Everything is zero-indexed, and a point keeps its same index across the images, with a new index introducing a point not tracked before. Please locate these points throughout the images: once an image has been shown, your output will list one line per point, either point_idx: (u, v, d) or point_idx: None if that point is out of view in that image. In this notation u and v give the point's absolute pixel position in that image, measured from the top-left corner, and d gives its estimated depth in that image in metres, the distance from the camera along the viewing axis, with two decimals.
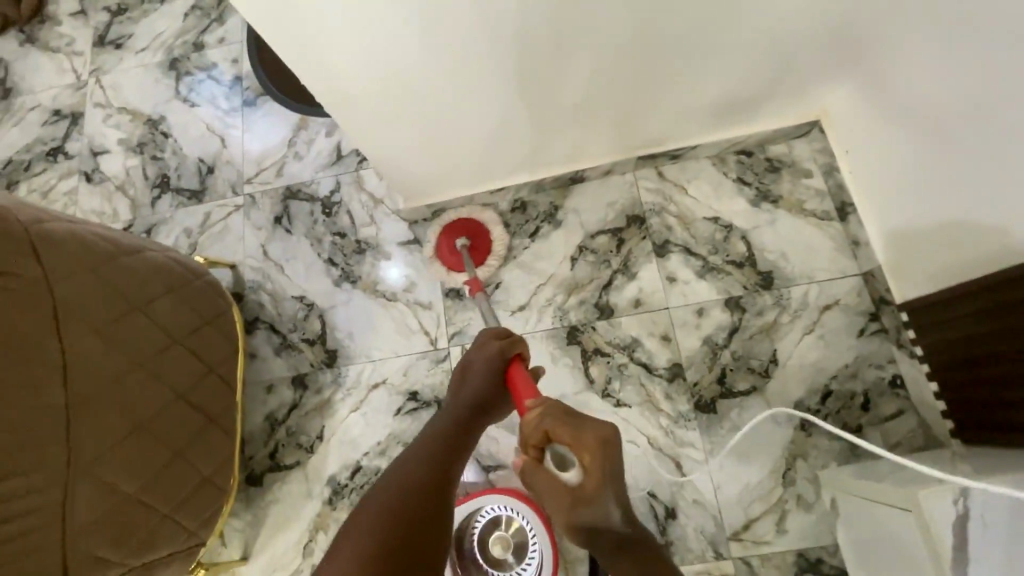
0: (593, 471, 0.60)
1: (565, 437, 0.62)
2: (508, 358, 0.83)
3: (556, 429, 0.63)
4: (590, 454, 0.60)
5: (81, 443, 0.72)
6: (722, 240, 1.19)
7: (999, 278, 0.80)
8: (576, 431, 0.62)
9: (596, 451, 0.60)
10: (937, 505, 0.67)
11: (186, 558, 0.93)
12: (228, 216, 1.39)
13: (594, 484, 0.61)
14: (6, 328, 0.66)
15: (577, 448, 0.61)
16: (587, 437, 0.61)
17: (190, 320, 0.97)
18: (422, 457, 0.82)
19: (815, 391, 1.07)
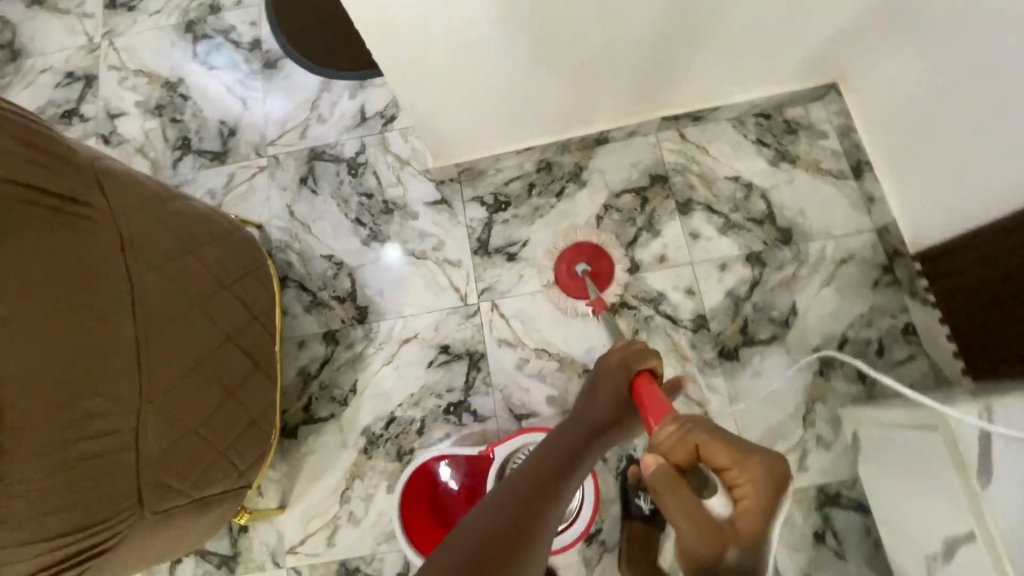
0: (750, 499, 0.51)
1: (722, 458, 0.54)
2: (640, 369, 0.77)
3: (710, 446, 0.56)
4: (755, 485, 0.52)
5: (151, 373, 0.73)
6: (743, 198, 1.23)
7: (1008, 223, 0.87)
8: (740, 453, 0.54)
9: (768, 482, 0.52)
10: (962, 420, 0.74)
11: (234, 499, 0.95)
12: (253, 177, 1.40)
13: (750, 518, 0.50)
14: (85, 251, 0.67)
15: (736, 471, 0.53)
16: (751, 462, 0.53)
17: (233, 268, 0.98)
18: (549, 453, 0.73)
19: (832, 339, 1.13)
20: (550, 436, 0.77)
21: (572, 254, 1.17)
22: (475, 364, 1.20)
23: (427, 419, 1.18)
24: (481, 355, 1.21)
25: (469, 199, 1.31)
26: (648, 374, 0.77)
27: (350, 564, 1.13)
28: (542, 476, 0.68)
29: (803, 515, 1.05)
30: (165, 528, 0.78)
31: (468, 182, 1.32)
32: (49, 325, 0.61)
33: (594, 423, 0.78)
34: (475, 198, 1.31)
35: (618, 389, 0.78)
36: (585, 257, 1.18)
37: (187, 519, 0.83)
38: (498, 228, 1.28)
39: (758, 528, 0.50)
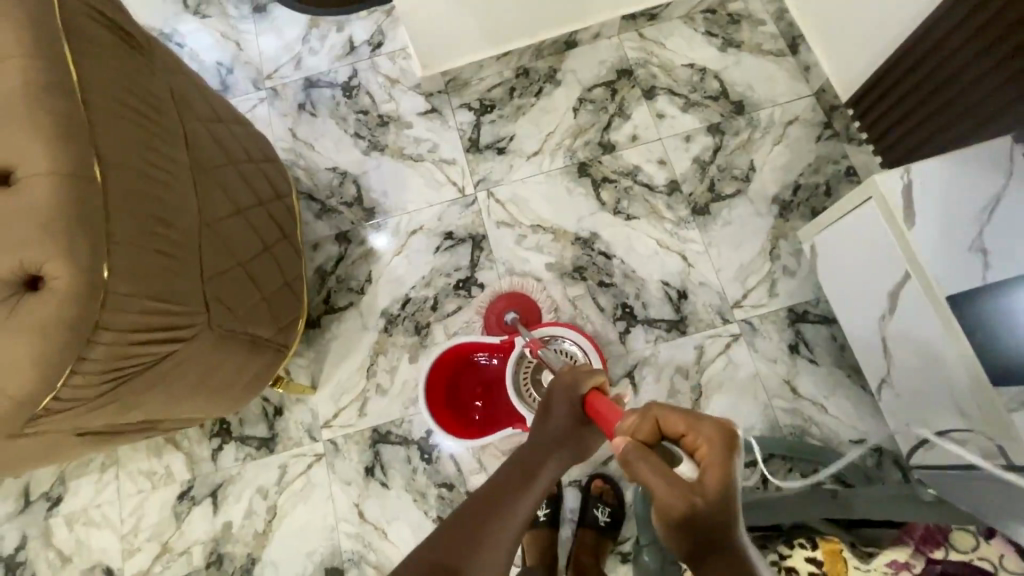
0: (712, 459, 0.51)
1: (680, 427, 0.55)
2: (589, 389, 0.76)
3: (667, 414, 0.56)
4: (711, 442, 0.52)
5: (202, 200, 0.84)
6: (699, 81, 1.40)
7: (902, 51, 1.06)
8: (692, 416, 0.54)
9: (721, 439, 0.52)
10: (888, 181, 0.90)
11: (275, 355, 1.05)
12: (254, 108, 1.51)
13: (716, 476, 0.50)
14: (148, 81, 0.79)
15: (693, 435, 0.54)
16: (706, 423, 0.54)
17: (260, 151, 1.10)
18: (503, 474, 0.74)
19: (787, 186, 1.30)
20: (507, 459, 0.77)
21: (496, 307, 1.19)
22: (478, 245, 1.33)
23: (440, 296, 1.31)
24: (483, 237, 1.34)
25: (458, 107, 1.45)
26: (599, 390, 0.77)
27: (381, 429, 1.23)
28: (492, 502, 0.69)
29: (778, 332, 1.21)
30: (222, 350, 0.88)
31: (454, 92, 1.45)
32: (127, 122, 0.72)
33: (548, 440, 0.77)
34: (463, 105, 1.45)
35: (567, 405, 0.77)
36: (516, 307, 1.19)
37: (239, 351, 0.92)
38: (487, 127, 1.42)
39: (724, 484, 0.50)
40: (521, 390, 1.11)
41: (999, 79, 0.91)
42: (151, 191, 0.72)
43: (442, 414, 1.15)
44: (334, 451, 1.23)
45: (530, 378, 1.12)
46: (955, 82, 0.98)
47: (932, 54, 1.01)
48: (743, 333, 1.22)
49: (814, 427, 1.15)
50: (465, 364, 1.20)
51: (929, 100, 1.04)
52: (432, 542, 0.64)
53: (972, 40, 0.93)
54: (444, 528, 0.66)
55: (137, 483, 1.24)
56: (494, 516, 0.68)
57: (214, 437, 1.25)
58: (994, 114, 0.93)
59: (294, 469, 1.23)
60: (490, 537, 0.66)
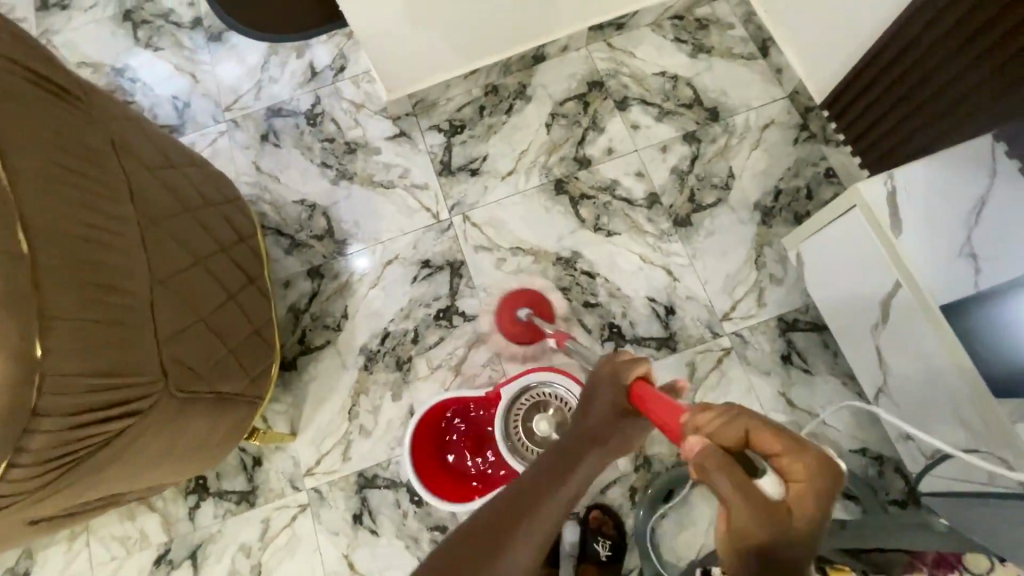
0: (805, 492, 0.39)
1: (774, 448, 0.42)
2: (632, 379, 0.65)
3: (764, 431, 0.43)
4: (810, 472, 0.39)
5: (152, 255, 0.78)
6: (672, 89, 1.37)
7: (875, 52, 1.05)
8: (794, 437, 0.41)
9: (824, 472, 0.39)
10: (871, 189, 0.89)
11: (249, 407, 0.99)
12: (214, 142, 1.44)
13: (807, 516, 0.38)
14: (82, 133, 0.73)
15: (790, 460, 0.40)
16: (807, 451, 0.40)
17: (217, 191, 1.03)
18: (521, 501, 0.55)
19: (768, 192, 1.28)
20: (532, 466, 0.60)
21: (510, 303, 1.20)
22: (457, 272, 1.28)
23: (420, 328, 1.25)
24: (461, 262, 1.29)
25: (427, 129, 1.40)
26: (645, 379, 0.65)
27: (366, 473, 1.18)
28: (502, 529, 0.51)
29: (769, 342, 1.18)
30: (187, 412, 0.81)
31: (423, 113, 1.41)
32: (56, 182, 0.67)
33: (581, 436, 0.63)
34: (432, 127, 1.40)
35: (613, 391, 0.65)
36: (525, 303, 1.20)
37: (208, 411, 0.86)
38: (458, 149, 1.38)
39: (815, 525, 0.38)
40: (512, 439, 1.06)
41: (977, 76, 0.89)
42: (88, 258, 0.67)
43: (430, 471, 1.08)
44: (319, 500, 1.17)
45: (520, 425, 1.07)
46: (932, 81, 0.96)
47: (908, 51, 0.99)
48: (734, 346, 1.19)
49: (812, 440, 1.13)
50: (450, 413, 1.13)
51: (903, 100, 1.03)
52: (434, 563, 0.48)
53: (947, 37, 0.91)
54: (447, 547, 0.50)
55: (110, 550, 1.17)
56: (502, 549, 0.50)
57: (191, 494, 1.18)
58: (972, 113, 0.91)
59: (278, 523, 1.16)
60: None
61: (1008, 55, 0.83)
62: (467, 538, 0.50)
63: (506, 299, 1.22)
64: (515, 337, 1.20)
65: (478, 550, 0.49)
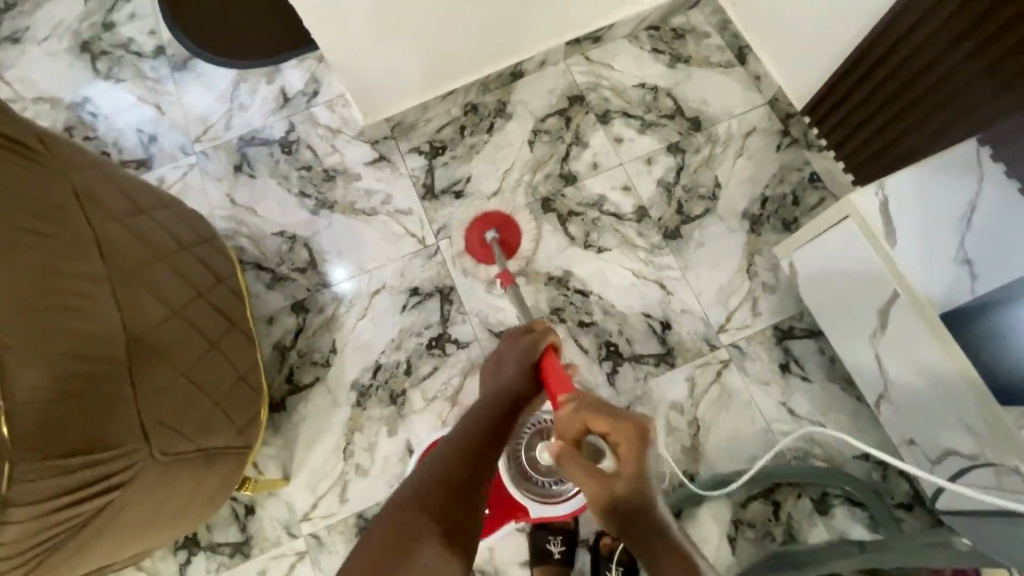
0: (627, 454, 0.62)
1: (604, 426, 0.65)
2: (542, 351, 0.84)
3: (596, 419, 0.65)
4: (628, 437, 0.62)
5: (124, 312, 0.74)
6: (652, 100, 1.37)
7: (854, 58, 1.06)
8: (613, 416, 0.64)
9: (635, 431, 0.62)
10: (864, 199, 0.88)
11: (239, 459, 0.93)
12: (185, 176, 1.39)
13: (629, 467, 0.62)
14: (33, 191, 0.69)
15: (614, 434, 0.63)
16: (622, 422, 0.63)
17: (192, 232, 0.98)
18: (463, 445, 0.69)
19: (755, 200, 1.28)
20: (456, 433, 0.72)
21: (479, 223, 1.18)
22: (447, 298, 1.25)
23: (412, 358, 1.22)
24: (450, 288, 1.26)
25: (407, 152, 1.37)
26: (551, 348, 0.85)
27: (366, 514, 1.13)
28: (454, 453, 0.68)
29: (767, 352, 1.18)
30: (173, 475, 0.77)
31: (402, 136, 1.37)
32: (6, 252, 0.63)
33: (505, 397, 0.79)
34: (412, 149, 1.37)
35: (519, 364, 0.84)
36: (494, 226, 1.19)
37: (196, 471, 0.82)
38: (441, 171, 1.35)
39: (638, 471, 0.62)
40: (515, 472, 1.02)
41: (959, 80, 0.89)
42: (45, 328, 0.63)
43: None
44: (317, 546, 1.12)
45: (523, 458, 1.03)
46: (913, 86, 0.97)
47: (890, 56, 0.99)
48: (732, 358, 1.18)
49: (816, 448, 1.12)
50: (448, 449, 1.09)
51: (884, 105, 1.04)
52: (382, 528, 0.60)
53: (928, 43, 0.92)
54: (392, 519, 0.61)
55: None
56: (456, 478, 0.65)
57: (181, 549, 1.12)
58: (954, 118, 0.92)
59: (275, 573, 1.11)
60: (449, 507, 0.62)
61: (991, 59, 0.84)
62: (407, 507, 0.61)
63: (477, 218, 1.19)
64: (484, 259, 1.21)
65: (424, 502, 0.62)
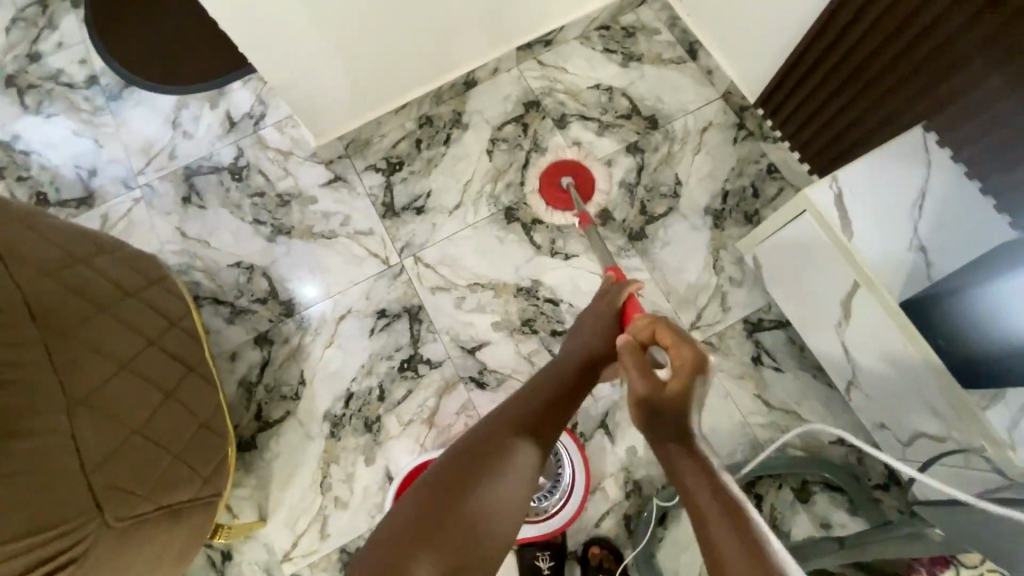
0: (679, 372, 0.63)
1: (668, 342, 0.68)
2: (620, 304, 0.87)
3: (664, 331, 0.69)
4: (684, 361, 0.64)
5: (55, 377, 0.70)
6: (608, 101, 1.36)
7: (801, 51, 1.07)
8: (679, 338, 0.66)
9: (695, 359, 0.63)
10: (819, 193, 0.88)
11: (208, 509, 0.89)
12: (130, 211, 1.32)
13: (678, 382, 0.62)
14: None
15: (676, 352, 0.66)
16: (684, 346, 0.65)
17: (140, 276, 0.94)
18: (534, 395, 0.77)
19: (716, 195, 1.28)
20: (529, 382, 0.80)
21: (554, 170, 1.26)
22: (416, 317, 1.23)
23: (385, 383, 1.19)
24: (419, 307, 1.23)
25: (363, 170, 1.33)
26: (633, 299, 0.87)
27: (349, 547, 1.10)
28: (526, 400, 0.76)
29: (738, 346, 1.19)
30: (137, 539, 0.73)
31: (356, 154, 1.34)
32: None
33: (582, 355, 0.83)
34: (368, 167, 1.33)
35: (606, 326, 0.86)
36: (569, 173, 1.26)
37: (157, 531, 0.77)
38: (400, 187, 1.32)
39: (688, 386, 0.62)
40: None
41: (903, 70, 0.91)
42: None
43: None
44: None
45: None
46: (859, 77, 0.98)
47: (834, 47, 1.01)
48: (706, 355, 1.18)
49: (792, 437, 1.14)
50: None
51: (832, 97, 1.06)
52: (448, 460, 0.68)
53: (870, 32, 0.93)
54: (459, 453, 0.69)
55: None
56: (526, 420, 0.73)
57: None
58: (900, 107, 0.94)
59: None
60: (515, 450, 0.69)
61: (929, 49, 0.86)
62: (469, 455, 0.67)
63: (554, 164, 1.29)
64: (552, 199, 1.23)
65: (493, 437, 0.70)
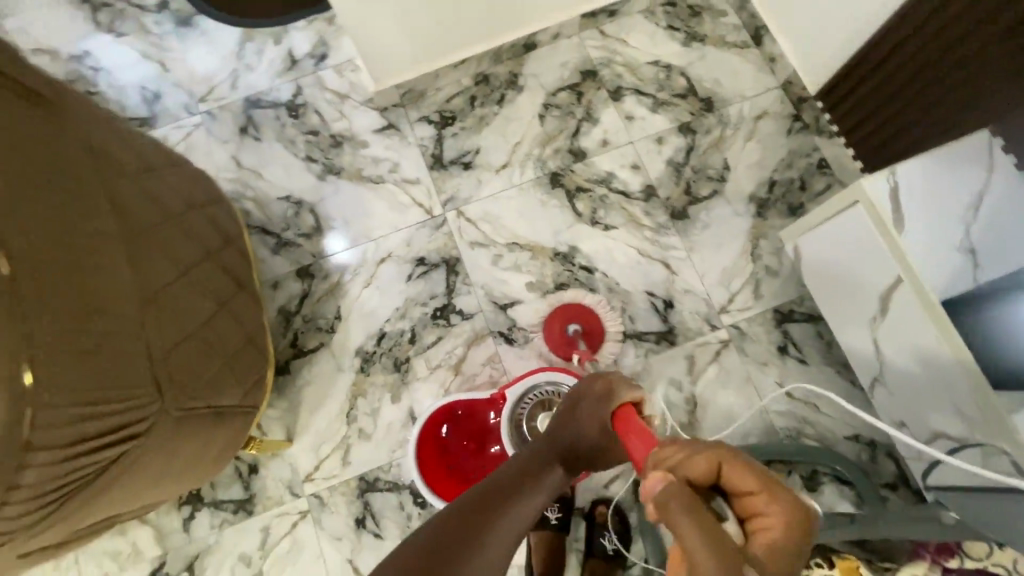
0: (767, 505, 0.42)
1: (750, 484, 0.43)
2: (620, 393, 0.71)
3: (740, 470, 0.44)
4: (779, 503, 0.42)
5: (134, 267, 0.74)
6: (666, 78, 1.36)
7: (868, 49, 1.06)
8: (772, 479, 0.43)
9: (802, 526, 0.41)
10: (872, 185, 0.89)
11: (241, 420, 0.93)
12: (189, 136, 1.37)
13: (771, 512, 0.42)
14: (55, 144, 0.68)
15: (765, 497, 0.42)
16: (765, 485, 0.43)
17: (200, 193, 0.97)
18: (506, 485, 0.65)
19: (763, 183, 1.29)
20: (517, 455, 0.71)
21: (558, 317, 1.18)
22: (453, 269, 1.26)
23: (417, 327, 1.23)
24: (457, 260, 1.26)
25: (416, 120, 1.35)
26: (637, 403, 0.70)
27: (368, 477, 1.16)
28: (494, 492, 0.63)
29: (766, 334, 1.20)
30: (187, 431, 0.78)
31: (411, 104, 1.36)
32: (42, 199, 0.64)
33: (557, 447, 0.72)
34: (421, 118, 1.35)
35: (587, 415, 0.72)
36: (575, 319, 1.18)
37: (202, 428, 0.82)
38: (450, 142, 1.34)
39: (781, 520, 0.41)
40: (516, 440, 1.05)
41: (972, 75, 0.90)
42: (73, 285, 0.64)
43: (437, 476, 1.07)
44: (319, 506, 1.15)
45: (527, 428, 1.07)
46: (930, 72, 0.96)
47: (906, 44, 0.99)
48: (732, 339, 1.20)
49: (808, 428, 1.15)
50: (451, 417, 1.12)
51: (894, 98, 1.05)
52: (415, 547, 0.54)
53: (944, 34, 0.92)
54: (438, 529, 0.56)
55: (102, 567, 1.12)
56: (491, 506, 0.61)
57: (185, 505, 1.15)
58: (967, 111, 0.92)
59: (278, 530, 1.14)
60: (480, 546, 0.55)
61: (1009, 51, 0.84)
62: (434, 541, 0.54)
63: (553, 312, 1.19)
64: (560, 350, 1.18)
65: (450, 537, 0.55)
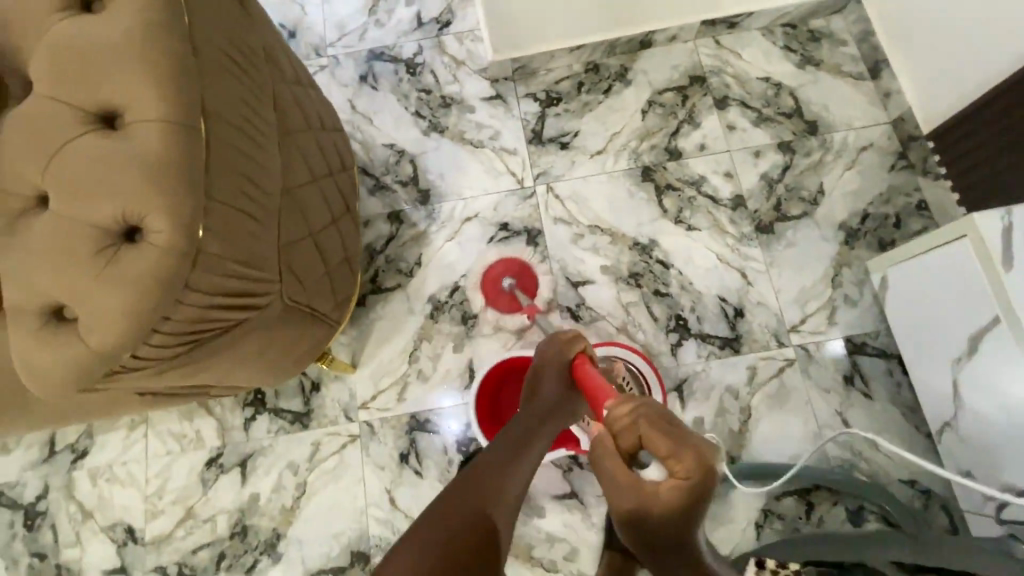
0: (674, 464, 0.55)
1: (661, 447, 0.57)
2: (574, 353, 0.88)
3: (651, 434, 0.58)
4: (683, 465, 0.55)
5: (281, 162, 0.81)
6: (774, 96, 1.37)
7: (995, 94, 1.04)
8: (675, 443, 0.55)
9: (696, 473, 0.54)
10: (986, 221, 0.88)
11: (326, 330, 1.00)
12: (314, 75, 1.47)
13: (676, 467, 0.55)
14: (249, 37, 0.77)
15: (670, 459, 0.55)
16: (676, 448, 0.55)
17: (332, 119, 1.06)
18: (503, 451, 0.73)
19: (856, 214, 1.28)
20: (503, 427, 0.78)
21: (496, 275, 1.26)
22: (533, 239, 1.30)
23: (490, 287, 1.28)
24: (539, 232, 1.31)
25: (523, 96, 1.41)
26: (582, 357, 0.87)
27: (419, 417, 1.21)
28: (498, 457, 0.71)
29: (834, 361, 1.19)
30: (287, 320, 0.84)
31: (521, 80, 1.42)
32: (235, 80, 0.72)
33: (541, 411, 0.81)
34: (528, 95, 1.41)
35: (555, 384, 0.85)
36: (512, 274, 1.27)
37: (297, 323, 0.88)
38: (551, 121, 1.39)
39: (682, 474, 0.54)
40: None
41: None
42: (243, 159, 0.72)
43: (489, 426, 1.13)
44: (369, 433, 1.21)
45: None
46: None
47: None
48: (797, 359, 1.20)
49: (862, 462, 1.13)
50: (512, 375, 1.17)
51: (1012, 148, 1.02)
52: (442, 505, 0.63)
53: None
54: (461, 495, 0.64)
55: (165, 445, 1.21)
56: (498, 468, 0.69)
57: (248, 406, 1.22)
58: None
59: (328, 448, 1.20)
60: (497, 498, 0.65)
61: None
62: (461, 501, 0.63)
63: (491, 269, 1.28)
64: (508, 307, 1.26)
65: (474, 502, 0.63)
